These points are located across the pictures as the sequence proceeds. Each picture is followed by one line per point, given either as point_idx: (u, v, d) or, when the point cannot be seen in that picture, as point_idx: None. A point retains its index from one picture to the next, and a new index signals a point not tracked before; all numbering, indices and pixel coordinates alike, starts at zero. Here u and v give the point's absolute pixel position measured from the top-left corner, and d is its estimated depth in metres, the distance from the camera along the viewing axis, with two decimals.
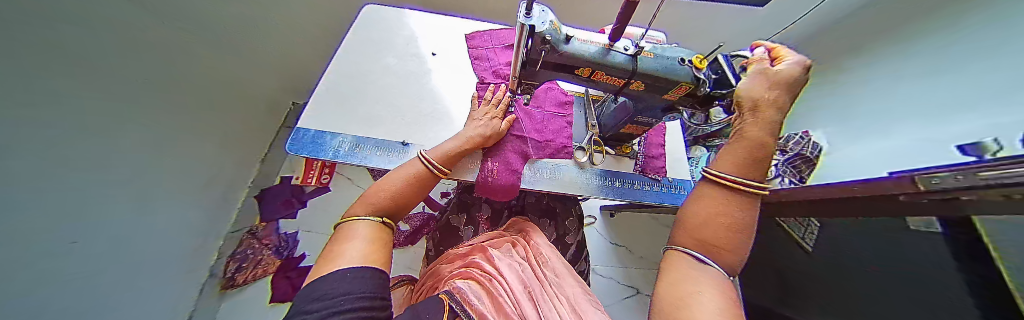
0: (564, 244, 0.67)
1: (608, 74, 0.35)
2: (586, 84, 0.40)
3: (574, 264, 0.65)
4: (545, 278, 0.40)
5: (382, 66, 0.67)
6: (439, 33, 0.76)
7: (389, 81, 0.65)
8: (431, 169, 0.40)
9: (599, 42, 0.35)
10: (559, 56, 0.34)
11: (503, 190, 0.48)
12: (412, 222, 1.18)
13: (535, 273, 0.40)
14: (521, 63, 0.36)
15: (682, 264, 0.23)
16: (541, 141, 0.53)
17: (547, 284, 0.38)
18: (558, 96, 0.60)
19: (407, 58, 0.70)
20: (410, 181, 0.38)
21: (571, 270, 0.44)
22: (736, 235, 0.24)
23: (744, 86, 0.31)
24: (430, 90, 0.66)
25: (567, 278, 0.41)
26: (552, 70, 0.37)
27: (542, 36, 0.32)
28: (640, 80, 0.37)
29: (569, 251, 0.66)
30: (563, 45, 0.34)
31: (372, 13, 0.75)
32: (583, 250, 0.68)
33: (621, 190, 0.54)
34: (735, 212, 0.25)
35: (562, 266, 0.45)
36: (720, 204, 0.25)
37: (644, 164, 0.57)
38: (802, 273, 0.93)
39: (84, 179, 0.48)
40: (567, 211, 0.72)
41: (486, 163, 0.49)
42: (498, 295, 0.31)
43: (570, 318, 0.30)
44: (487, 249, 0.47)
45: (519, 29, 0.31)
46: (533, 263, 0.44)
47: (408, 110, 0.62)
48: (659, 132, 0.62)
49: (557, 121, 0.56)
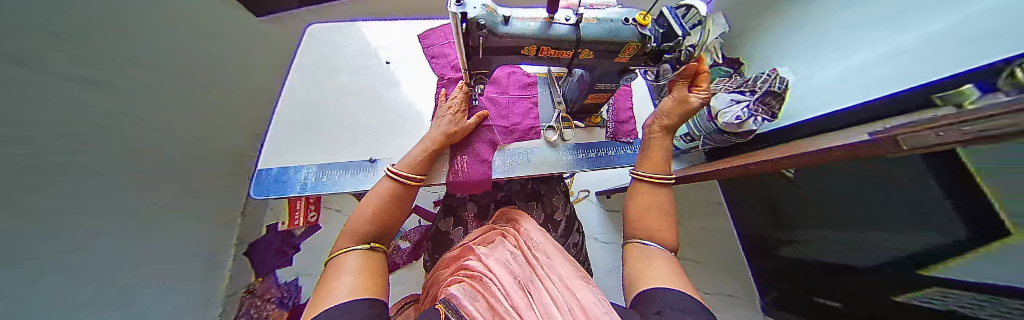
0: (554, 221, 0.69)
1: (554, 47, 0.36)
2: (538, 62, 0.40)
3: (568, 237, 0.68)
4: (538, 264, 0.40)
5: (340, 88, 0.65)
6: (388, 40, 0.74)
7: (350, 101, 0.64)
8: (398, 181, 0.40)
9: (539, 17, 0.34)
10: (499, 39, 0.34)
11: (475, 184, 0.49)
12: (410, 238, 1.19)
13: (529, 257, 0.42)
14: (465, 52, 0.36)
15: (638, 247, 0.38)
16: (507, 126, 0.53)
17: (542, 263, 0.40)
18: (521, 79, 0.58)
19: (363, 74, 0.68)
20: (383, 202, 0.37)
21: (562, 252, 0.44)
22: (666, 222, 0.39)
23: (664, 103, 0.45)
24: (394, 101, 0.67)
25: (558, 255, 0.44)
26: (499, 54, 0.37)
27: (477, 22, 0.31)
28: (588, 49, 0.37)
29: (561, 226, 0.69)
30: (502, 28, 0.33)
31: (317, 31, 0.70)
32: (573, 223, 0.71)
33: (597, 159, 0.55)
34: (659, 204, 0.41)
35: (549, 245, 0.47)
36: (646, 203, 0.41)
37: (614, 129, 0.59)
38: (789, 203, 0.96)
39: (40, 273, 0.43)
40: (552, 190, 0.74)
41: (456, 162, 0.50)
42: (494, 284, 0.33)
43: (562, 301, 0.30)
44: (479, 248, 0.47)
45: (452, 19, 0.30)
46: (525, 245, 0.46)
47: (378, 125, 0.63)
48: (626, 96, 0.63)
49: (523, 105, 0.56)
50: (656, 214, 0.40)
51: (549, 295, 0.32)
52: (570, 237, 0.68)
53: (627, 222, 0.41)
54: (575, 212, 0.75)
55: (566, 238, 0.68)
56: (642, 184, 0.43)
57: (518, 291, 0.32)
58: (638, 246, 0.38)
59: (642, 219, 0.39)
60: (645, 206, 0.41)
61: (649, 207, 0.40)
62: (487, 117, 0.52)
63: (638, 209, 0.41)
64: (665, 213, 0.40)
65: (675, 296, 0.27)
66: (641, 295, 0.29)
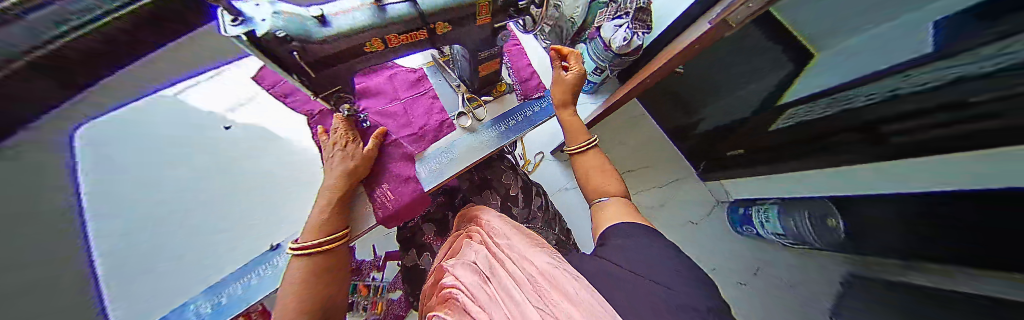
0: (512, 197, 0.75)
1: (399, 33, 0.32)
2: (394, 50, 0.36)
3: (531, 203, 0.76)
4: (501, 253, 0.41)
5: (159, 208, 0.68)
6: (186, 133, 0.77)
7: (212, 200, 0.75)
8: (314, 250, 0.39)
9: (362, 3, 0.28)
10: (323, 45, 0.28)
11: (411, 206, 0.50)
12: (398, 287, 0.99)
13: (494, 244, 0.44)
14: (287, 68, 0.29)
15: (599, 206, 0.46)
16: (414, 135, 0.52)
17: (508, 243, 0.43)
18: (407, 78, 0.54)
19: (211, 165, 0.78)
20: (300, 289, 0.36)
21: (520, 231, 0.46)
22: (606, 174, 0.48)
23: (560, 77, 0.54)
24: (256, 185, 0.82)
25: (516, 232, 0.47)
26: (336, 58, 0.31)
27: (278, 37, 0.24)
28: (440, 22, 0.34)
29: (520, 199, 0.76)
30: (319, 30, 0.27)
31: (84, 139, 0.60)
32: (529, 189, 0.78)
33: (518, 125, 0.57)
34: (599, 164, 0.50)
35: (507, 226, 0.50)
36: (591, 169, 0.50)
37: (522, 89, 0.59)
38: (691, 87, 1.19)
39: None
40: (498, 172, 0.79)
41: (377, 194, 0.48)
42: (485, 276, 0.36)
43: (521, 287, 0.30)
44: (450, 264, 0.46)
45: (238, 44, 0.23)
46: (488, 236, 0.49)
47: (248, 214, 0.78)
48: (519, 55, 0.64)
49: (421, 105, 0.53)
50: (598, 174, 0.49)
51: (515, 268, 0.35)
52: (532, 202, 0.76)
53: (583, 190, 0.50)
54: (527, 180, 0.82)
55: (529, 205, 0.75)
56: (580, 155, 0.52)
57: (501, 273, 0.35)
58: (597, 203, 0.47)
59: (590, 183, 0.48)
60: (591, 171, 0.49)
61: (591, 171, 0.49)
62: (387, 133, 0.49)
63: (586, 176, 0.50)
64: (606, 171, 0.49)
65: (623, 227, 0.37)
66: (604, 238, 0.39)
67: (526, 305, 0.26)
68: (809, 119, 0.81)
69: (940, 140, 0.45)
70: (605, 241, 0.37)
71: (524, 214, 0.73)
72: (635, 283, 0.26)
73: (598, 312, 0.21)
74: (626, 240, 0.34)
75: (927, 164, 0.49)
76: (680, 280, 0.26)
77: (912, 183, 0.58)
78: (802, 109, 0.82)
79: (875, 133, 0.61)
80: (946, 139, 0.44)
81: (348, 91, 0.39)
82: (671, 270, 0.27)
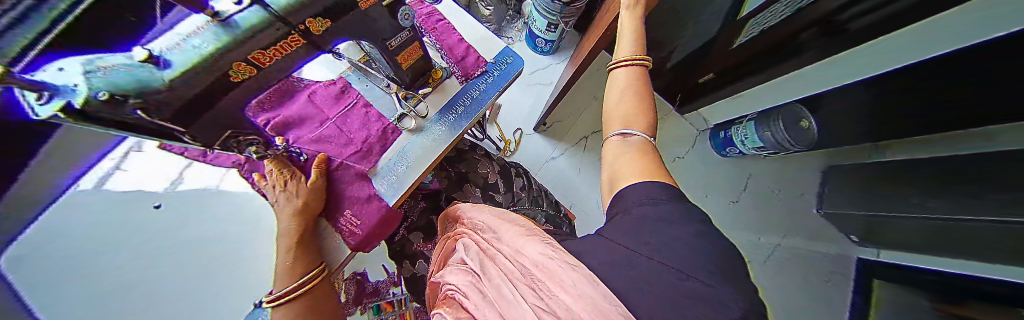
0: (491, 184, 0.74)
1: (263, 48, 0.27)
2: (272, 69, 0.31)
3: (512, 185, 0.75)
4: (489, 248, 0.40)
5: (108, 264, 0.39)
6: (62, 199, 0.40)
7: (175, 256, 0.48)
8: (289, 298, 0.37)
9: (192, 23, 0.23)
10: (167, 91, 0.23)
11: (379, 227, 0.47)
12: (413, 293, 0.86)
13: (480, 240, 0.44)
14: (133, 127, 0.24)
15: (619, 139, 0.39)
16: (357, 152, 0.47)
17: (495, 235, 0.43)
18: (331, 96, 0.49)
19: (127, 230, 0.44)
20: None
21: (504, 220, 0.45)
22: (638, 105, 0.41)
23: None
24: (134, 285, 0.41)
25: (498, 219, 0.47)
26: (206, 97, 0.27)
27: (106, 99, 0.20)
28: (309, 19, 0.28)
29: (499, 184, 0.75)
30: (157, 74, 0.22)
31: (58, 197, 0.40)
32: (507, 173, 0.77)
33: (467, 110, 0.54)
34: (632, 86, 0.42)
35: (492, 217, 0.48)
36: (626, 92, 0.42)
37: (461, 69, 0.55)
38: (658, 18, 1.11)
39: None
40: (472, 164, 0.76)
41: (343, 223, 0.46)
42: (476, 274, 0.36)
43: (512, 276, 0.31)
44: (445, 270, 0.44)
45: (56, 119, 0.19)
46: (474, 232, 0.48)
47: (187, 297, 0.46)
48: (450, 30, 0.58)
49: (356, 118, 0.49)
50: (636, 97, 0.41)
51: (505, 261, 0.34)
52: (513, 184, 0.76)
53: (609, 119, 0.42)
54: (502, 162, 0.81)
55: (511, 188, 0.75)
56: (618, 72, 0.43)
57: (493, 270, 0.34)
58: (615, 138, 0.40)
59: (622, 110, 0.41)
60: (626, 95, 0.41)
61: (628, 91, 0.42)
62: (329, 158, 0.46)
63: (620, 99, 0.42)
64: (645, 96, 0.41)
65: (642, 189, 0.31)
66: (620, 196, 0.34)
67: (523, 304, 0.25)
68: (766, 28, 0.78)
69: (888, 19, 0.45)
70: (620, 210, 0.33)
71: (508, 198, 0.73)
72: (642, 266, 0.24)
73: (605, 309, 0.20)
74: (645, 208, 0.30)
75: (902, 42, 0.48)
76: (688, 256, 0.23)
77: (874, 65, 0.58)
78: (756, 22, 0.79)
79: (828, 26, 0.59)
80: (894, 16, 0.44)
81: (245, 130, 0.35)
82: (680, 246, 0.24)
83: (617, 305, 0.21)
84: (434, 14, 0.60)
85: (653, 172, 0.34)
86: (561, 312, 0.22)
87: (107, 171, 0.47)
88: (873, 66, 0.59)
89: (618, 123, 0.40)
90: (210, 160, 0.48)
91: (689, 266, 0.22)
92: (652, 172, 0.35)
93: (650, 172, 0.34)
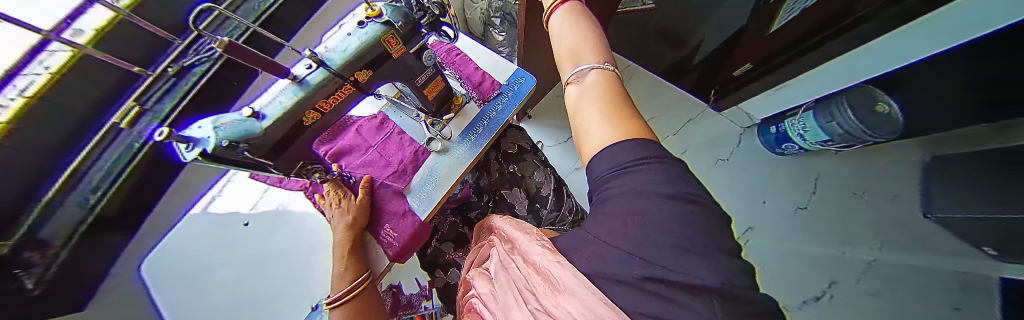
0: (537, 196, 0.75)
1: (325, 97, 0.34)
2: (335, 115, 0.39)
3: (562, 206, 0.74)
4: (505, 253, 0.39)
5: (202, 272, 0.65)
6: (204, 233, 0.68)
7: (232, 268, 0.68)
8: (346, 295, 0.42)
9: (287, 84, 0.32)
10: (261, 137, 0.31)
11: (413, 242, 0.51)
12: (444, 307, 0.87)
13: (499, 249, 0.42)
14: (239, 165, 0.32)
15: (571, 94, 0.34)
16: (394, 172, 0.54)
17: (511, 245, 0.40)
18: (373, 127, 0.58)
19: (219, 250, 0.69)
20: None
21: (518, 225, 0.44)
22: (580, 38, 0.36)
23: None
24: (208, 289, 0.64)
25: (517, 228, 0.43)
26: (296, 141, 0.37)
27: (232, 144, 0.28)
28: (357, 72, 0.35)
29: (551, 200, 0.74)
30: (258, 125, 0.30)
31: (198, 226, 0.68)
32: (562, 191, 0.77)
33: (487, 131, 0.58)
34: (570, 20, 0.38)
35: (512, 225, 0.46)
36: (565, 31, 0.38)
37: (479, 95, 0.61)
38: (675, 20, 1.12)
39: None
40: (530, 167, 0.78)
41: (383, 235, 0.51)
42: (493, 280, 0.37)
43: (517, 286, 0.30)
44: (473, 276, 0.44)
45: (198, 162, 0.27)
46: (503, 241, 0.44)
47: (249, 297, 0.67)
48: (467, 61, 0.66)
49: (392, 144, 0.57)
50: (581, 29, 0.37)
51: (515, 268, 0.33)
52: (562, 205, 0.75)
53: (557, 64, 0.38)
54: (558, 180, 0.79)
55: (560, 208, 0.74)
56: (555, 15, 0.40)
57: (504, 276, 0.34)
58: (569, 86, 0.35)
59: (570, 49, 0.36)
60: (563, 32, 0.38)
61: (568, 24, 0.38)
62: (373, 179, 0.53)
63: (562, 36, 0.38)
64: (586, 26, 0.37)
65: (603, 155, 0.25)
66: (590, 159, 0.28)
67: (525, 308, 0.26)
68: (790, 20, 0.75)
69: None
70: (594, 187, 0.28)
71: (552, 216, 0.73)
72: (615, 263, 0.20)
73: (588, 300, 0.19)
74: (610, 189, 0.23)
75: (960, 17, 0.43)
76: (658, 243, 0.17)
77: (937, 43, 0.51)
78: (788, 7, 0.71)
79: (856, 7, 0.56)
80: None
81: (313, 161, 0.43)
82: (649, 230, 0.18)
83: (595, 293, 0.20)
84: (453, 50, 0.69)
85: (613, 106, 0.29)
86: (554, 310, 0.21)
87: (210, 198, 0.72)
88: (928, 41, 0.53)
89: (570, 65, 0.35)
90: (283, 186, 0.58)
91: (659, 254, 0.16)
92: (617, 106, 0.29)
93: (611, 107, 0.29)
